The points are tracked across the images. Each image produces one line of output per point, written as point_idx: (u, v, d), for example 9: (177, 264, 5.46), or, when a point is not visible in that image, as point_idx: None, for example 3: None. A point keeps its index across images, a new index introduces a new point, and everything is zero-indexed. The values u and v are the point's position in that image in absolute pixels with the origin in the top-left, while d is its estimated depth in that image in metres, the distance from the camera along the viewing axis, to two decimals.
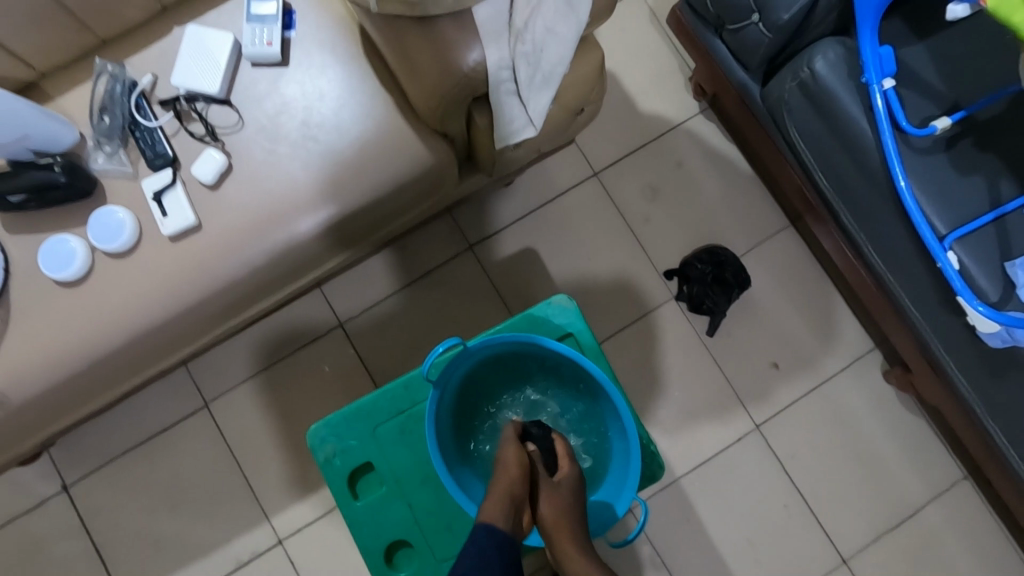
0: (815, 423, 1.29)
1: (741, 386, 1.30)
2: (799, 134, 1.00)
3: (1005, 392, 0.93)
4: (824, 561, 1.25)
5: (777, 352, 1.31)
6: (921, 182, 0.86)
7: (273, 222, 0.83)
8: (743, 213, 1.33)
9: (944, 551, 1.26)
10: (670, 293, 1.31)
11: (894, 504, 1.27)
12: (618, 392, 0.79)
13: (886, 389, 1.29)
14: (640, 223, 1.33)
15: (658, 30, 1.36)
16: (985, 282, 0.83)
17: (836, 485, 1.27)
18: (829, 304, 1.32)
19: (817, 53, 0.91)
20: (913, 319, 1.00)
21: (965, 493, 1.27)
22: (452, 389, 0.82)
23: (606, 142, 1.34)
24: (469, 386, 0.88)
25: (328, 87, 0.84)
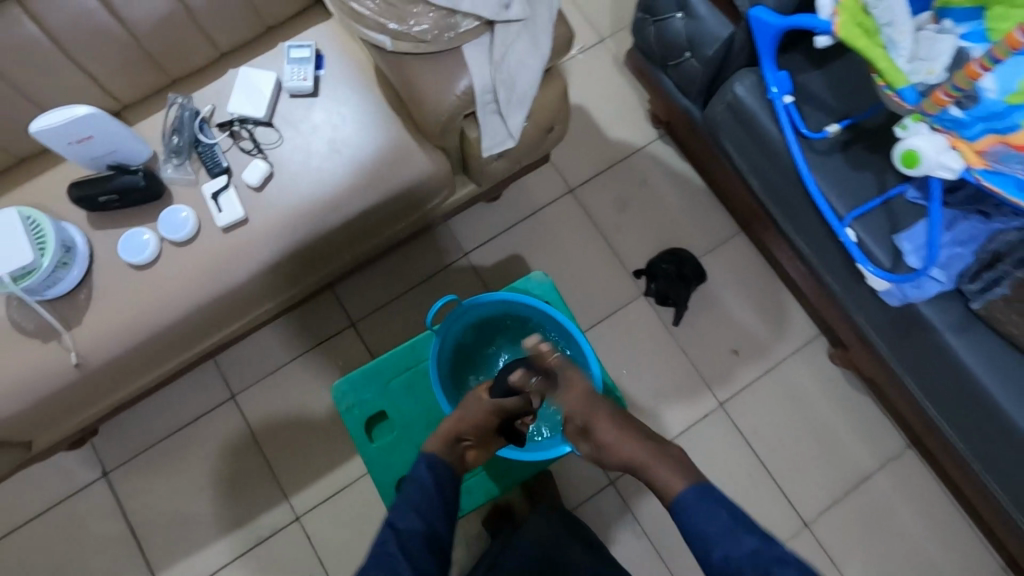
0: (772, 400, 1.46)
1: (706, 370, 1.47)
2: (730, 144, 1.23)
3: (910, 348, 1.11)
4: (788, 525, 1.39)
5: (735, 339, 1.49)
6: (823, 175, 1.08)
7: (306, 216, 1.04)
8: (700, 220, 1.55)
9: (895, 514, 1.40)
10: (640, 290, 1.51)
11: (848, 472, 1.42)
12: (585, 341, 0.99)
13: (833, 370, 1.47)
14: (611, 230, 1.54)
15: (620, 72, 1.63)
16: (879, 251, 1.04)
17: (794, 455, 1.43)
18: (779, 297, 1.51)
19: (738, 79, 1.15)
20: (837, 292, 1.20)
21: (909, 462, 1.42)
22: (453, 340, 1.04)
23: (579, 164, 1.57)
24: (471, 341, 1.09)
25: (350, 111, 1.07)
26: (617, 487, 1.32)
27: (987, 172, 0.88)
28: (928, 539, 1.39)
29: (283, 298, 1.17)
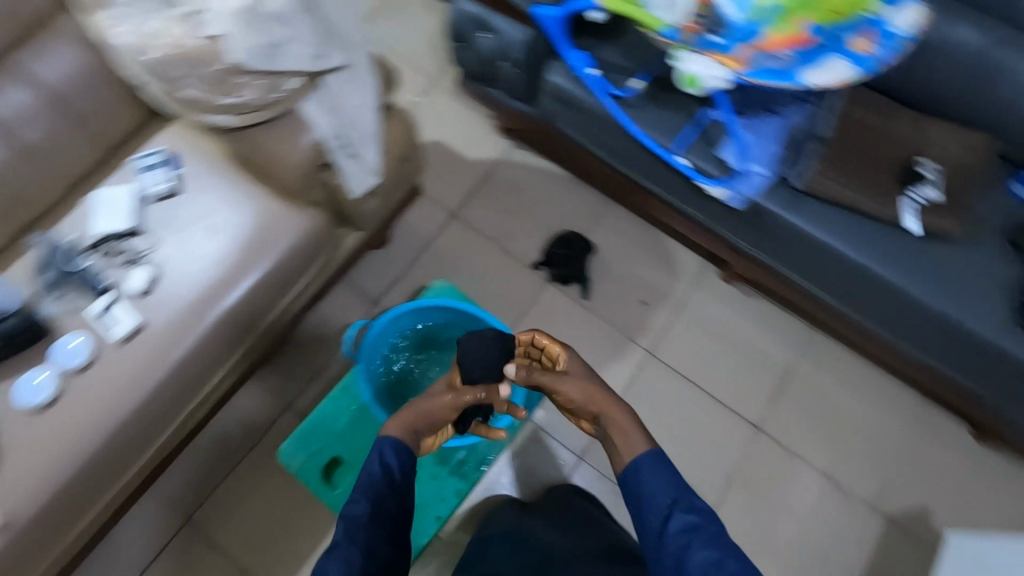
0: (690, 332, 1.60)
1: (625, 327, 1.59)
2: (565, 125, 1.40)
3: (766, 240, 1.29)
4: (744, 436, 1.51)
5: (640, 292, 1.63)
6: (644, 122, 1.25)
7: (201, 303, 1.06)
8: (573, 202, 1.70)
9: (825, 390, 1.55)
10: (543, 279, 1.63)
11: (773, 370, 1.57)
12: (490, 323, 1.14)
13: (729, 288, 1.64)
14: (500, 236, 1.66)
15: (460, 101, 1.78)
16: (709, 166, 1.22)
17: (725, 373, 1.56)
18: (662, 243, 1.67)
19: (550, 69, 1.32)
20: (698, 216, 1.37)
21: (818, 341, 1.59)
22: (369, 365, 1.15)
23: (453, 190, 1.69)
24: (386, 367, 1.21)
25: (215, 196, 1.12)
26: (586, 459, 1.38)
27: (751, 73, 1.04)
28: (859, 399, 1.54)
29: (178, 423, 1.15)
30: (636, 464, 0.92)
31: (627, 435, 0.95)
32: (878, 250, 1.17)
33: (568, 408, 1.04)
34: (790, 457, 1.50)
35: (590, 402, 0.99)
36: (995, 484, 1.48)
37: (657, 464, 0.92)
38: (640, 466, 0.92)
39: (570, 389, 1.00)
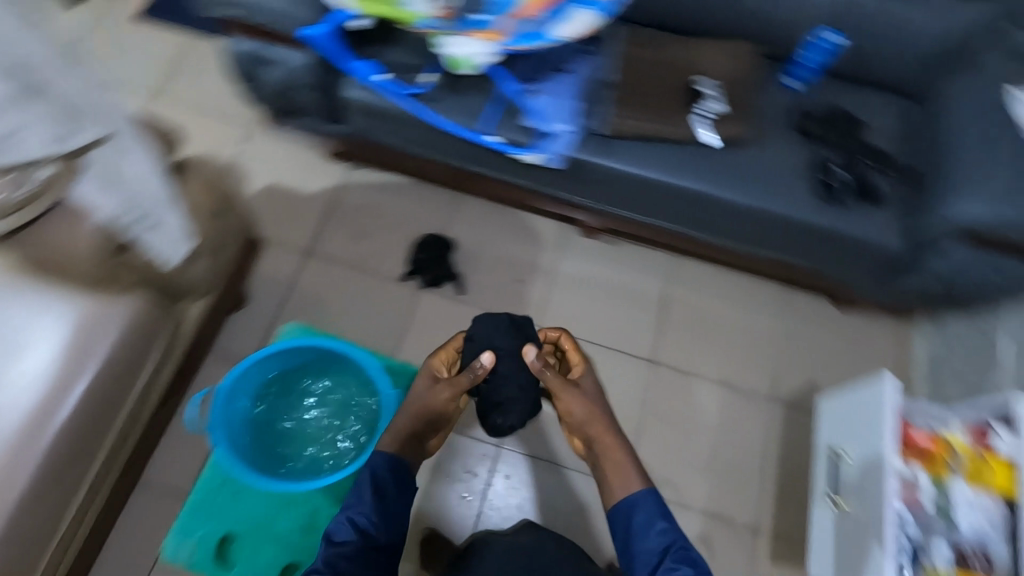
0: (566, 294, 1.65)
1: (506, 309, 1.62)
2: (380, 134, 1.40)
3: (595, 188, 1.35)
4: (642, 372, 1.58)
5: (511, 271, 1.66)
6: (447, 111, 1.26)
7: (28, 425, 0.97)
8: (422, 206, 1.70)
9: (699, 307, 1.65)
10: (415, 288, 1.62)
11: (650, 304, 1.65)
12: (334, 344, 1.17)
13: (590, 242, 1.70)
14: (360, 260, 1.63)
15: (281, 140, 1.74)
16: (518, 137, 1.26)
17: (609, 321, 1.63)
18: (518, 219, 1.71)
19: (344, 85, 1.31)
20: (530, 185, 1.41)
21: (681, 266, 1.69)
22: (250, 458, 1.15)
23: (299, 229, 1.65)
24: (270, 449, 1.21)
25: (12, 308, 1.03)
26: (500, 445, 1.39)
27: (512, 40, 1.09)
28: (730, 306, 1.65)
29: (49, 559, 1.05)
30: (632, 501, 0.92)
31: (617, 467, 0.96)
32: (689, 168, 1.26)
33: (566, 420, 1.06)
34: (687, 377, 1.58)
35: (591, 420, 1.01)
36: (860, 340, 1.63)
37: (654, 511, 0.90)
38: (637, 505, 0.91)
39: (573, 402, 1.02)
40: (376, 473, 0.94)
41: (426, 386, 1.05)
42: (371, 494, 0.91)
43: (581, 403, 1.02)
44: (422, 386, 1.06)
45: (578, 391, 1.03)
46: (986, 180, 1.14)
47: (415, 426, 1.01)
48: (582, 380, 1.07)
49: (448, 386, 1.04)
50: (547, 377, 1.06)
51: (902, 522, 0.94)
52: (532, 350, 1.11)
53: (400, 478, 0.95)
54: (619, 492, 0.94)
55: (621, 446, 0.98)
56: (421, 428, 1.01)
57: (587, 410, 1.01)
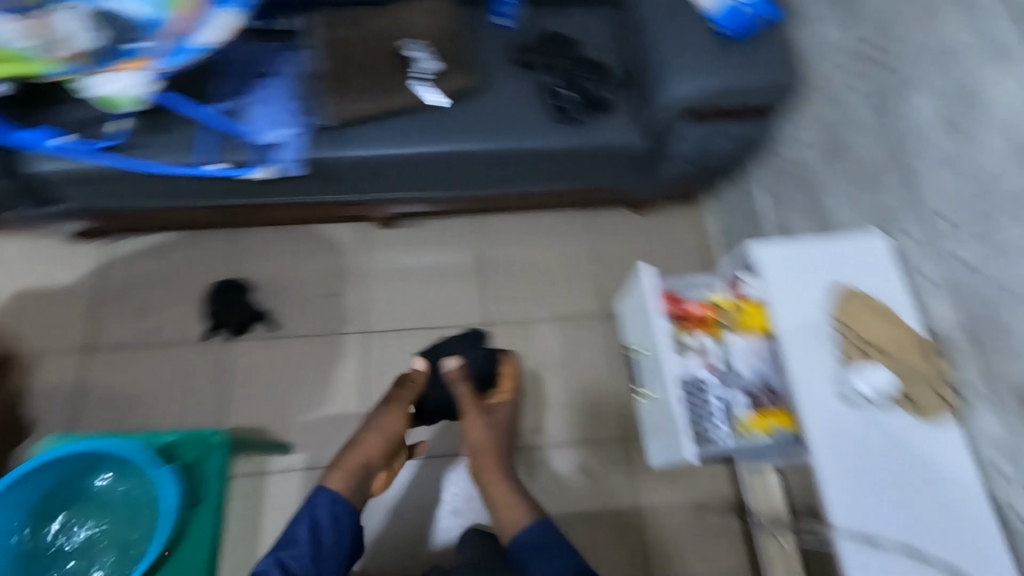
0: (383, 291, 1.61)
1: (326, 328, 1.55)
2: (106, 201, 1.29)
3: (350, 181, 1.30)
4: (478, 337, 1.59)
5: (319, 289, 1.59)
6: (156, 155, 1.18)
7: None
8: (203, 255, 1.58)
9: (515, 258, 1.68)
10: (222, 342, 1.51)
11: (468, 272, 1.65)
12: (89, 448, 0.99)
13: (392, 233, 1.67)
14: (152, 334, 1.50)
15: (22, 240, 1.56)
16: (243, 156, 1.19)
17: (433, 302, 1.61)
18: (311, 235, 1.64)
19: (35, 163, 1.18)
20: (289, 199, 1.35)
21: (487, 225, 1.71)
22: None
23: (73, 327, 1.50)
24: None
25: None
26: None
27: (162, 62, 1.01)
28: (542, 246, 1.70)
29: None
30: (518, 543, 1.00)
31: (502, 499, 1.07)
32: (424, 133, 1.24)
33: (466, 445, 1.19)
34: (522, 326, 1.61)
35: (485, 448, 1.14)
36: (665, 236, 1.73)
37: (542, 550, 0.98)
38: (527, 536, 1.00)
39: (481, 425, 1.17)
40: (318, 516, 1.03)
41: (378, 416, 1.17)
42: (308, 535, 1.00)
43: (484, 430, 1.17)
44: (373, 411, 1.20)
45: (490, 415, 1.20)
46: (683, 57, 1.23)
47: (356, 459, 1.11)
48: (496, 411, 1.21)
49: (398, 413, 1.18)
50: (467, 400, 1.20)
51: (698, 384, 1.05)
52: (452, 361, 1.23)
53: (342, 521, 1.04)
54: (510, 523, 1.03)
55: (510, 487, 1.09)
56: (366, 462, 1.11)
57: (488, 437, 1.16)
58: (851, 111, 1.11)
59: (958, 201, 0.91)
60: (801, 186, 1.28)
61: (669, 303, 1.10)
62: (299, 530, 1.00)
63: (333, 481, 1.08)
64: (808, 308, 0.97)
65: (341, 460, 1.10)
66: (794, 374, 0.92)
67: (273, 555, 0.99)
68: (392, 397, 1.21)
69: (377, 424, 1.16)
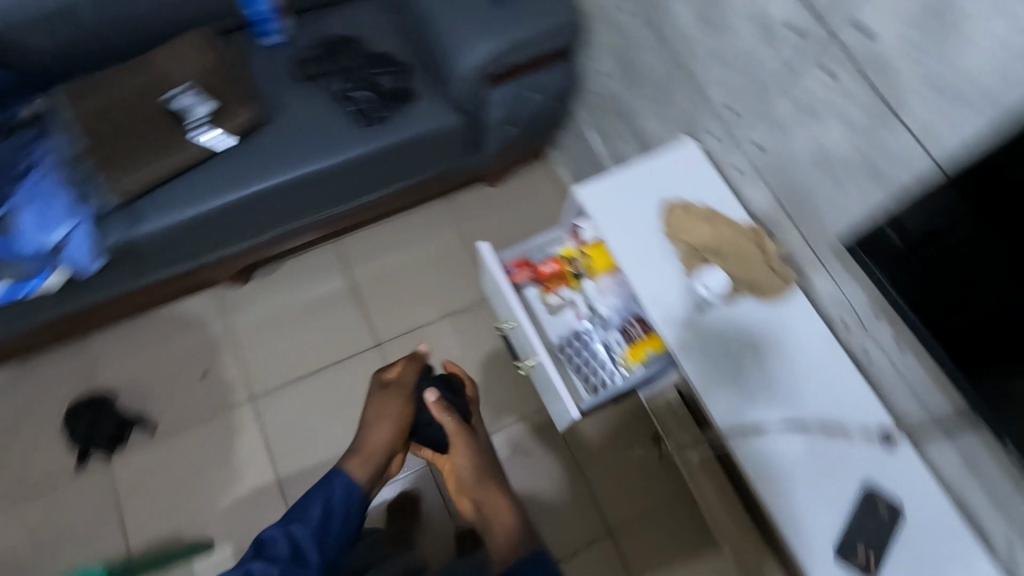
0: (261, 348, 1.52)
1: (211, 406, 1.45)
2: None
3: (167, 254, 1.21)
4: (374, 358, 1.53)
5: (191, 369, 1.48)
6: None
7: None
8: (49, 380, 1.44)
9: (386, 267, 1.63)
10: (102, 462, 1.39)
11: (343, 298, 1.59)
12: None
13: (250, 286, 1.57)
14: (19, 482, 1.36)
15: None
16: (23, 268, 1.07)
17: (316, 340, 1.54)
18: (163, 317, 1.52)
19: None
20: (110, 294, 1.24)
21: (347, 245, 1.64)
22: None
23: None
24: None
25: None
26: None
27: None
28: (410, 247, 1.65)
29: None
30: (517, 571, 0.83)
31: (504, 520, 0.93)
32: (223, 182, 1.16)
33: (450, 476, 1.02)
34: (415, 332, 1.56)
35: (476, 478, 0.98)
36: (527, 196, 1.72)
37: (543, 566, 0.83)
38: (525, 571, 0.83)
39: (476, 440, 1.02)
40: (330, 500, 0.93)
41: (377, 401, 1.03)
42: (319, 516, 0.91)
43: (479, 447, 1.02)
44: (373, 404, 1.04)
45: (480, 430, 1.06)
46: (462, 29, 1.21)
47: (368, 452, 0.99)
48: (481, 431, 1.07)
49: (405, 397, 1.04)
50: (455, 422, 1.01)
51: (579, 335, 1.07)
52: (434, 390, 1.01)
53: (354, 509, 0.94)
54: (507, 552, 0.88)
55: (512, 511, 0.95)
56: (384, 447, 1.00)
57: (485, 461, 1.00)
58: (630, 31, 1.13)
59: (734, 93, 0.94)
60: (618, 114, 1.30)
61: (524, 269, 1.09)
62: (311, 507, 0.91)
63: (351, 466, 0.97)
64: (645, 233, 0.99)
65: (357, 448, 1.00)
66: (650, 302, 0.95)
67: (283, 526, 0.90)
68: (388, 386, 1.06)
69: (381, 409, 1.02)
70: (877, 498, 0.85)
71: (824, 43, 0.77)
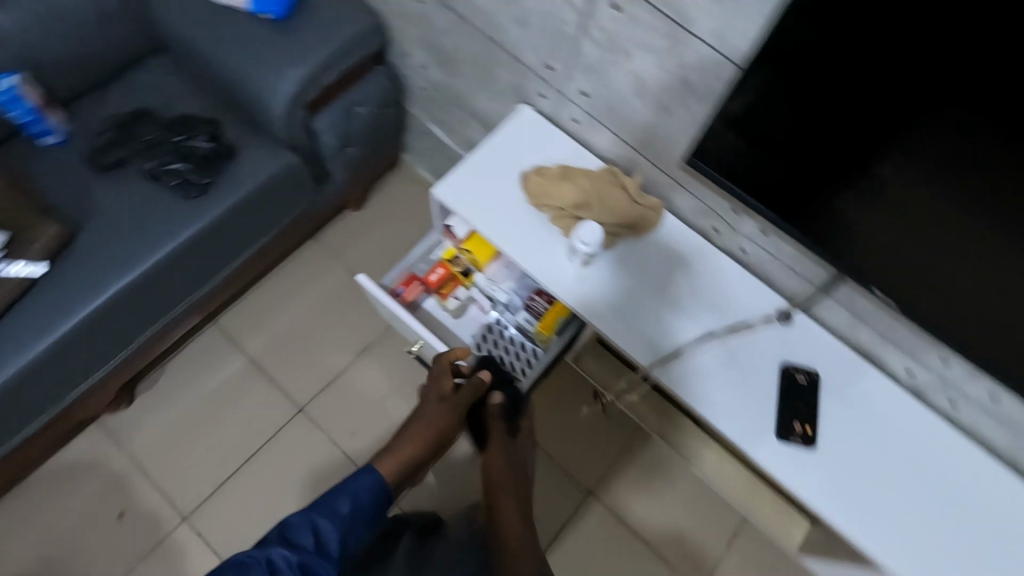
0: (175, 462, 1.38)
1: (142, 545, 1.31)
2: None
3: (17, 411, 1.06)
4: (302, 424, 1.44)
5: (104, 516, 1.32)
6: None
7: None
8: None
9: (280, 329, 1.52)
10: None
11: (246, 376, 1.47)
12: None
13: (138, 404, 1.41)
14: None
15: None
16: None
17: (233, 430, 1.42)
18: (50, 475, 1.34)
19: None
20: None
21: (229, 321, 1.51)
22: None
23: None
24: None
25: None
26: None
27: None
28: (297, 299, 1.55)
29: None
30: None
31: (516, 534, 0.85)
32: (50, 311, 1.02)
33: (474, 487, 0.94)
34: (334, 382, 1.48)
35: (497, 487, 0.91)
36: (397, 207, 1.67)
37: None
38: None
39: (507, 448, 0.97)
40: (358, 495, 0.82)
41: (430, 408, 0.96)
42: (349, 511, 0.80)
43: (508, 456, 0.96)
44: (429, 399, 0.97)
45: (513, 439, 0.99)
46: (259, 65, 1.12)
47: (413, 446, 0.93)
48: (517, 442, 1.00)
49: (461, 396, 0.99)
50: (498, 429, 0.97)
51: (491, 327, 1.07)
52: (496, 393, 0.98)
53: (377, 511, 0.84)
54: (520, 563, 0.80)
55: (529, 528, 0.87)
56: (426, 445, 0.94)
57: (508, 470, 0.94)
58: (431, 18, 1.10)
59: (547, 51, 0.95)
60: (451, 102, 1.28)
61: (414, 285, 1.06)
62: (343, 504, 0.80)
63: (384, 465, 0.89)
64: (513, 211, 0.99)
65: (400, 436, 0.94)
66: (542, 277, 0.95)
67: (307, 514, 0.78)
68: (446, 396, 0.96)
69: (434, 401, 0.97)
70: (794, 371, 0.92)
71: None
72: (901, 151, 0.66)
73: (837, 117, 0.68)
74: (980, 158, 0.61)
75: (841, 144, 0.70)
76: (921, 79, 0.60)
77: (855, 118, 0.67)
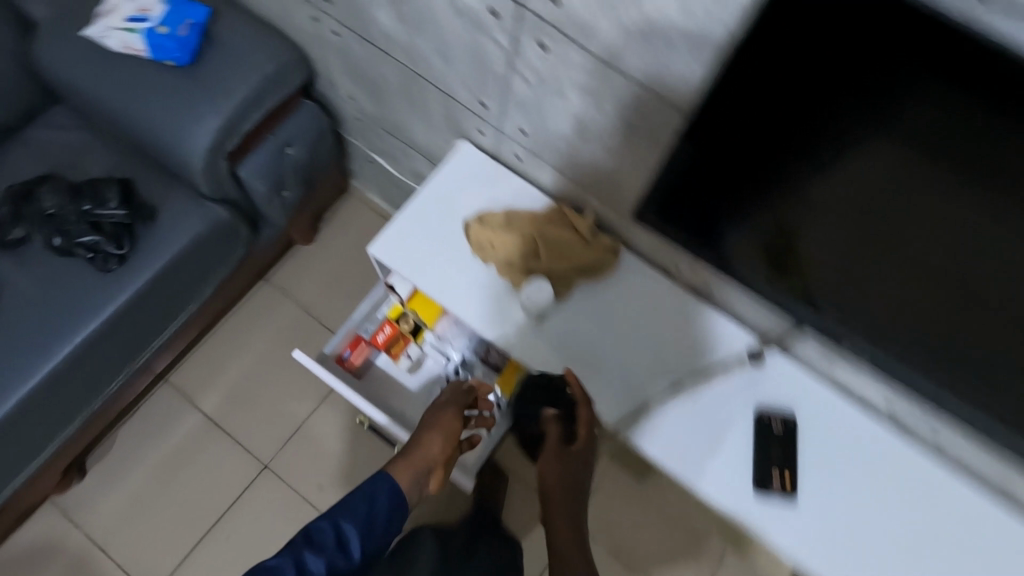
0: (135, 536, 1.31)
1: None
2: None
3: None
4: (269, 481, 1.37)
5: None
6: None
7: None
8: None
9: (234, 382, 1.44)
10: None
11: (202, 437, 1.39)
12: None
13: (89, 479, 1.33)
14: None
15: None
16: None
17: (194, 497, 1.35)
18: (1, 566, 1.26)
19: None
20: None
21: (179, 380, 1.43)
22: None
23: None
24: None
25: None
26: None
27: None
28: (249, 348, 1.46)
29: None
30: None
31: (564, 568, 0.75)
32: None
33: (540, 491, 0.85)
34: (297, 434, 1.41)
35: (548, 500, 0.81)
36: (351, 237, 1.58)
37: None
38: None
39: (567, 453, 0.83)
40: (376, 498, 0.75)
41: (432, 416, 0.85)
42: (364, 516, 0.73)
43: (568, 465, 0.82)
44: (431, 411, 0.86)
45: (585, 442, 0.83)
46: (169, 117, 1.01)
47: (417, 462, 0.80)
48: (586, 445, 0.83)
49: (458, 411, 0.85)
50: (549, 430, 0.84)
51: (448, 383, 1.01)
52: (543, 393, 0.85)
53: (395, 519, 0.76)
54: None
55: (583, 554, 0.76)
56: (431, 463, 0.81)
57: (564, 483, 0.81)
58: (352, 51, 0.99)
59: (476, 89, 0.85)
60: (388, 133, 1.18)
61: (361, 347, 0.98)
62: (360, 506, 0.73)
63: (398, 472, 0.78)
64: (458, 265, 0.91)
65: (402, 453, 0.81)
66: (492, 333, 0.88)
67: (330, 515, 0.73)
68: (444, 402, 0.87)
69: (434, 417, 0.84)
70: (768, 418, 0.85)
71: (528, 18, 0.68)
72: (833, 183, 0.60)
73: (790, 140, 0.59)
74: (957, 143, 0.51)
75: (778, 160, 0.62)
76: (850, 80, 0.52)
77: (787, 131, 0.58)
